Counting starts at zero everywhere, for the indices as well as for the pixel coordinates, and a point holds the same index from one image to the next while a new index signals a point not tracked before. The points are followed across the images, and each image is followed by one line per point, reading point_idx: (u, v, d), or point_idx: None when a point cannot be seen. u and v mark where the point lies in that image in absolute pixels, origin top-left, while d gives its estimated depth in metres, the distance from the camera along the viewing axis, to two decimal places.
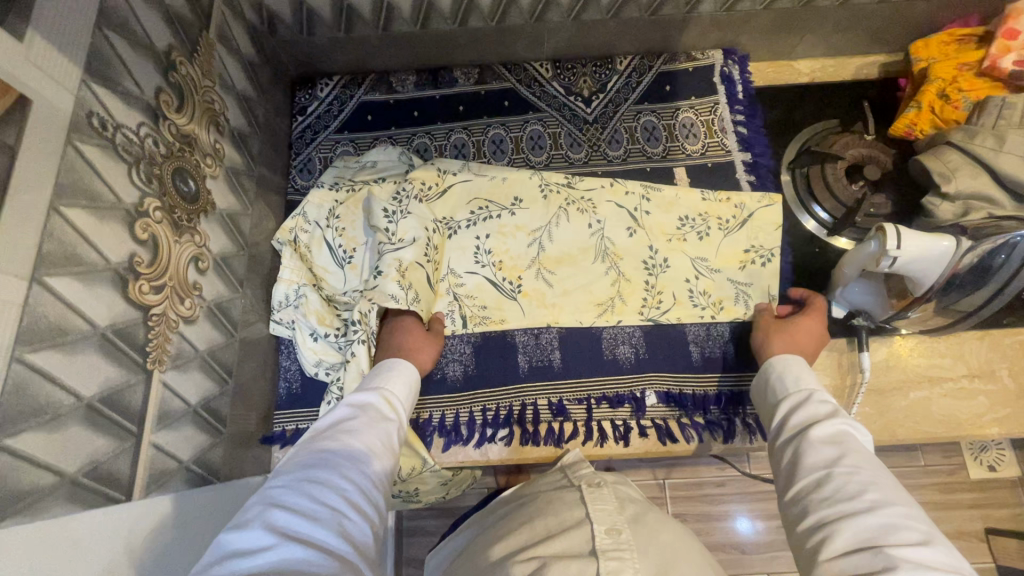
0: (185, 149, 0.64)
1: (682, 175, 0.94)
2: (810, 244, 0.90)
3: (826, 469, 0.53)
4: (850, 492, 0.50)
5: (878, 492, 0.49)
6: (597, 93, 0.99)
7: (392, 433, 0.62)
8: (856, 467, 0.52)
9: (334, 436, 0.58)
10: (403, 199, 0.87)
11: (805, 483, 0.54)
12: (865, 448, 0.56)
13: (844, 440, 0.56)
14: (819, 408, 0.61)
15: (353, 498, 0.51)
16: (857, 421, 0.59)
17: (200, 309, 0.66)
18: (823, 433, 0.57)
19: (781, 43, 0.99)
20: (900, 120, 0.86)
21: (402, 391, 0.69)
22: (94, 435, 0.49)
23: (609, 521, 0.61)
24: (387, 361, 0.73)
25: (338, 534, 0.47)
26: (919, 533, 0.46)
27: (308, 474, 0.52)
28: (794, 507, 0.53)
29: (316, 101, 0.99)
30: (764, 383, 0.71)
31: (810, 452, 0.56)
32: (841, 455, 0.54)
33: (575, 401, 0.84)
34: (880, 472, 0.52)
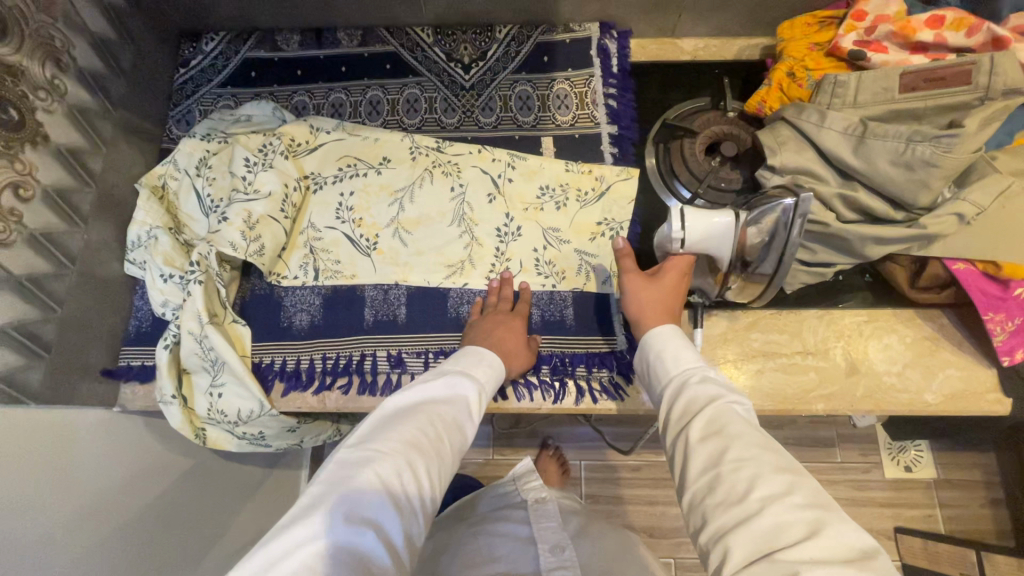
0: (5, 79, 0.66)
1: (549, 144, 0.96)
2: (665, 217, 0.92)
3: (714, 468, 0.49)
4: (739, 495, 0.46)
5: (766, 487, 0.45)
6: (477, 61, 1.00)
7: (469, 433, 0.63)
8: (740, 461, 0.48)
9: (437, 420, 0.59)
10: (269, 154, 0.89)
11: (698, 487, 0.49)
12: (748, 426, 0.52)
13: (722, 429, 0.51)
14: (704, 394, 0.57)
15: (427, 493, 0.53)
16: (736, 401, 0.55)
17: (17, 235, 0.68)
18: (703, 422, 0.53)
19: (661, 21, 0.99)
20: (753, 96, 0.87)
21: (490, 378, 0.70)
22: None
23: (553, 540, 0.77)
24: (476, 347, 0.73)
25: (408, 532, 0.50)
26: (807, 525, 0.42)
27: (404, 453, 0.53)
28: (693, 514, 0.49)
29: (201, 55, 1.00)
30: (647, 367, 0.66)
31: (694, 451, 0.51)
32: (723, 451, 0.49)
33: (413, 354, 0.86)
34: (763, 456, 0.48)
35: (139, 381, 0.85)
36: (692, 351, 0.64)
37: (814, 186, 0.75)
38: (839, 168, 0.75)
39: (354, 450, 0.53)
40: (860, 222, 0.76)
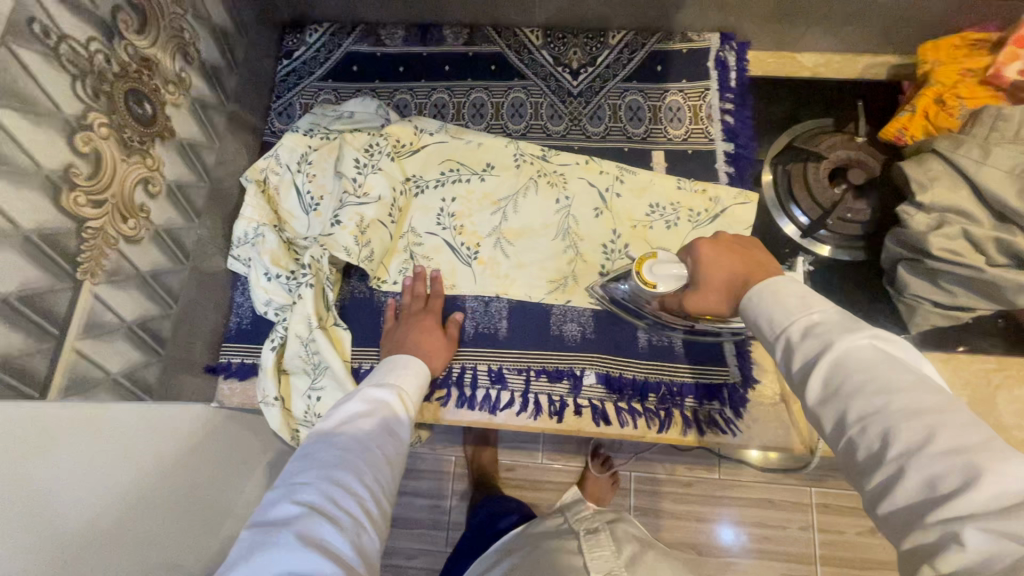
0: (142, 72, 0.65)
1: (660, 159, 0.92)
2: (780, 243, 0.87)
3: (842, 433, 0.43)
4: (880, 453, 0.40)
5: (905, 440, 0.39)
6: (586, 67, 0.96)
7: (400, 434, 0.64)
8: (870, 416, 0.42)
9: (360, 434, 0.60)
10: (376, 155, 0.87)
11: (841, 452, 0.44)
12: (868, 368, 0.44)
13: (842, 388, 0.44)
14: (807, 348, 0.48)
15: (366, 503, 0.54)
16: (859, 337, 0.46)
17: (145, 232, 0.67)
18: (821, 380, 0.46)
19: (784, 34, 0.94)
20: (891, 122, 0.82)
21: (410, 382, 0.71)
22: (11, 330, 0.51)
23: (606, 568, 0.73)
24: (392, 358, 0.74)
25: (354, 541, 0.50)
26: (962, 471, 0.36)
27: (327, 473, 0.55)
28: (846, 474, 0.44)
29: (304, 46, 0.98)
30: (748, 330, 0.56)
31: (820, 415, 0.46)
32: (848, 406, 0.43)
33: (514, 372, 0.84)
34: (896, 406, 0.41)
35: (238, 379, 0.84)
36: (789, 288, 0.53)
37: (966, 227, 0.70)
38: (995, 209, 0.70)
39: (283, 487, 0.54)
40: (1011, 267, 0.70)
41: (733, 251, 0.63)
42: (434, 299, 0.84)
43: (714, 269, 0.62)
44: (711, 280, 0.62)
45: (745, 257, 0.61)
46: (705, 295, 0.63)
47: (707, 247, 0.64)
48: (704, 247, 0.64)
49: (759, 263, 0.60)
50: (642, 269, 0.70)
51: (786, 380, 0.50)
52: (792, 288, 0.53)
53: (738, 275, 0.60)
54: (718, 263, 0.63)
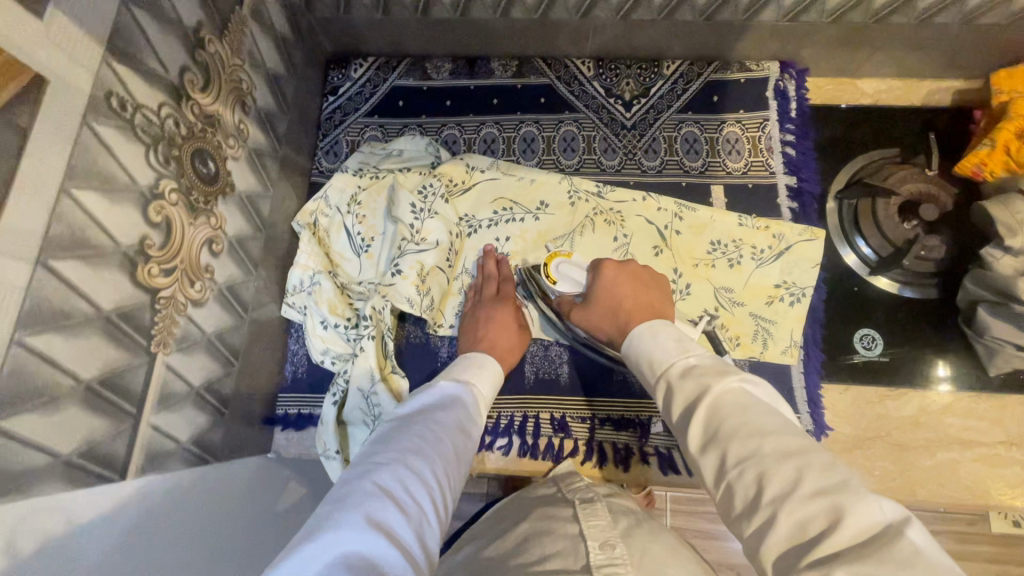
0: (207, 131, 0.63)
1: (719, 194, 0.89)
2: (849, 280, 0.85)
3: (722, 482, 0.45)
4: (754, 499, 0.41)
5: (775, 485, 0.41)
6: (639, 98, 0.93)
7: (470, 438, 0.62)
8: (743, 461, 0.43)
9: (436, 428, 0.58)
10: (430, 197, 0.84)
11: (722, 502, 0.45)
12: (741, 412, 0.46)
13: (718, 432, 0.46)
14: (687, 390, 0.51)
15: (434, 497, 0.51)
16: (728, 383, 0.49)
17: (210, 292, 0.66)
18: (700, 425, 0.48)
19: (846, 61, 0.90)
20: (969, 157, 0.79)
21: (484, 387, 0.69)
22: (92, 416, 0.50)
23: (602, 537, 0.56)
24: (466, 355, 0.73)
25: (419, 534, 0.47)
26: (825, 513, 0.38)
27: (404, 458, 0.52)
28: (729, 527, 0.45)
29: (349, 82, 0.96)
30: (638, 369, 0.60)
31: (701, 466, 0.47)
32: (724, 452, 0.45)
33: (578, 419, 0.82)
34: (765, 448, 0.43)
35: (296, 429, 0.83)
36: (666, 329, 0.59)
37: None
38: None
39: (358, 467, 0.52)
40: None
41: (627, 279, 0.71)
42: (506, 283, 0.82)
43: (607, 293, 0.70)
44: (603, 295, 0.70)
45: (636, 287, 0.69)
46: (592, 310, 0.70)
47: (607, 272, 0.72)
48: (608, 269, 0.72)
49: (644, 301, 0.67)
50: (551, 264, 0.76)
51: (672, 426, 0.52)
52: (669, 330, 0.59)
53: (623, 308, 0.67)
54: (612, 284, 0.70)
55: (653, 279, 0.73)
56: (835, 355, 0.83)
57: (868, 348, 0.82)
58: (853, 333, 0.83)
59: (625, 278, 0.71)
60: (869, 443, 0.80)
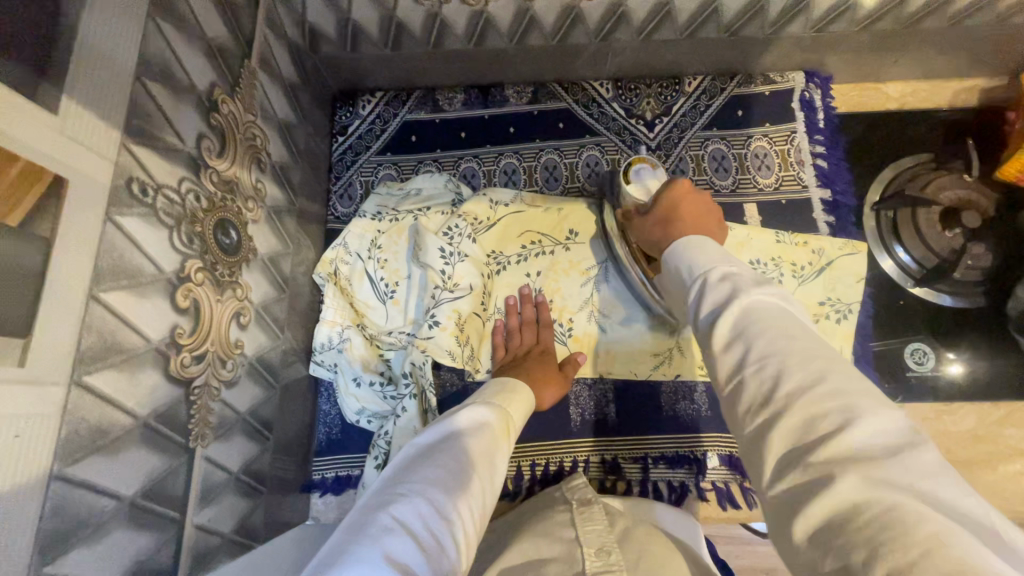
0: (226, 197, 0.59)
1: (753, 213, 0.86)
2: (894, 293, 0.83)
3: (736, 376, 0.40)
4: (766, 396, 0.37)
5: (795, 379, 0.37)
6: (661, 117, 0.90)
7: (500, 461, 0.58)
8: (765, 358, 0.39)
9: (463, 454, 0.54)
10: (457, 238, 0.79)
11: (727, 392, 0.41)
12: (771, 318, 0.42)
13: (745, 329, 0.42)
14: (720, 291, 0.46)
15: (457, 532, 0.48)
16: (758, 292, 0.44)
17: (240, 368, 0.61)
18: (727, 322, 0.43)
19: (871, 67, 0.88)
20: (1012, 163, 0.77)
21: (517, 409, 0.65)
22: (138, 533, 0.45)
23: (598, 543, 0.52)
24: (502, 379, 0.70)
25: (438, 572, 0.43)
26: (843, 412, 0.34)
27: (424, 491, 0.49)
28: (729, 417, 0.41)
29: (358, 120, 0.92)
30: (670, 275, 0.54)
31: (717, 360, 0.43)
32: (743, 351, 0.40)
33: (630, 460, 0.79)
34: (790, 348, 0.39)
35: (335, 493, 0.79)
36: (712, 247, 0.52)
37: None
38: None
39: (378, 498, 0.49)
40: None
41: (696, 202, 0.67)
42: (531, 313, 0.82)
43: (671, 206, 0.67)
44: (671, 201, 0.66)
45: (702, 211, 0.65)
46: (652, 216, 0.67)
47: (682, 185, 0.68)
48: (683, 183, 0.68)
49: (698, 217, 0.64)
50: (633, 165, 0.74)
51: (694, 323, 0.48)
52: (715, 246, 0.52)
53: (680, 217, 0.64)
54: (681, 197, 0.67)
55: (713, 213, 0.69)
56: (887, 372, 0.80)
57: (920, 363, 0.80)
58: (904, 348, 0.81)
59: (694, 197, 0.67)
60: None
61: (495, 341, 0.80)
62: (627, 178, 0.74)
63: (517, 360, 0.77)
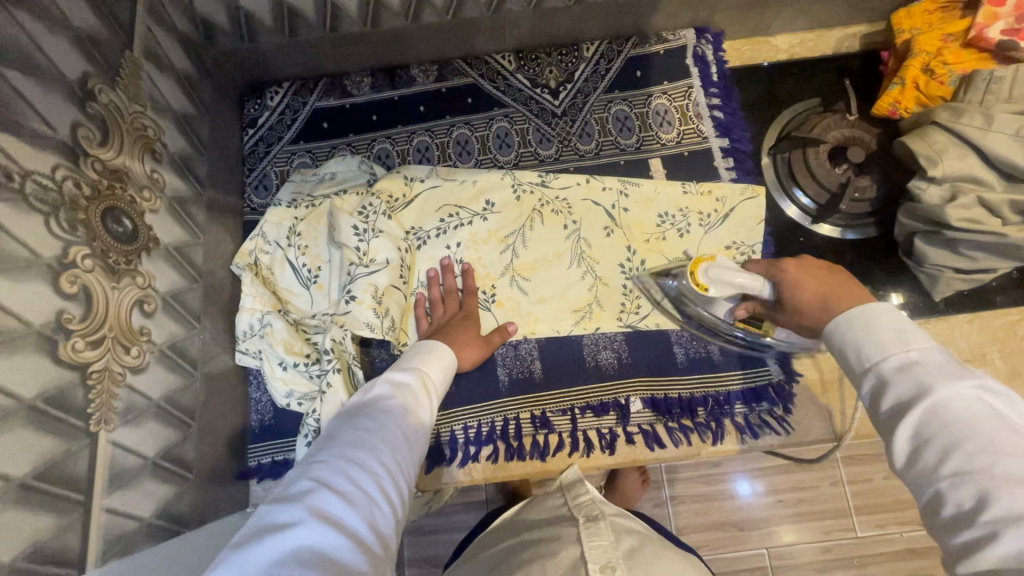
0: (115, 186, 0.59)
1: (658, 167, 0.90)
2: (795, 231, 0.88)
3: (939, 471, 0.40)
4: (977, 499, 0.38)
5: (1014, 485, 0.37)
6: (564, 84, 0.93)
7: (422, 418, 0.60)
8: (976, 458, 0.39)
9: (384, 415, 0.56)
10: (372, 216, 0.81)
11: (925, 488, 0.41)
12: (970, 422, 0.41)
13: (944, 426, 0.42)
14: (913, 381, 0.45)
15: (384, 484, 0.50)
16: (959, 390, 0.43)
17: (149, 356, 0.62)
18: (910, 433, 0.43)
19: (757, 20, 0.92)
20: (884, 98, 0.82)
21: (436, 371, 0.68)
22: (33, 514, 0.46)
23: (603, 558, 0.59)
24: (422, 343, 0.72)
25: (368, 521, 0.45)
26: None
27: (347, 453, 0.50)
28: (933, 520, 0.41)
29: (267, 111, 0.93)
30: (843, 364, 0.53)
31: (913, 452, 0.43)
32: (940, 462, 0.40)
33: (558, 413, 0.82)
34: (1009, 452, 0.39)
35: (272, 478, 0.80)
36: (884, 320, 0.50)
37: (980, 194, 0.71)
38: (1002, 171, 0.71)
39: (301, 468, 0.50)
40: None
41: (817, 270, 0.65)
42: (456, 297, 0.83)
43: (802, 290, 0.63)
44: (798, 285, 0.64)
45: (823, 279, 0.62)
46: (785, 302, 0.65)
47: (790, 265, 0.66)
48: (790, 271, 0.65)
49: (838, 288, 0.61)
50: (699, 272, 0.71)
51: (873, 419, 0.48)
52: (888, 319, 0.50)
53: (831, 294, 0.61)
54: (799, 273, 0.65)
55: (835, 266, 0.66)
56: None
57: None
58: None
59: (806, 269, 0.65)
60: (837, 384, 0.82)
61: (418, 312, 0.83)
62: (704, 284, 0.71)
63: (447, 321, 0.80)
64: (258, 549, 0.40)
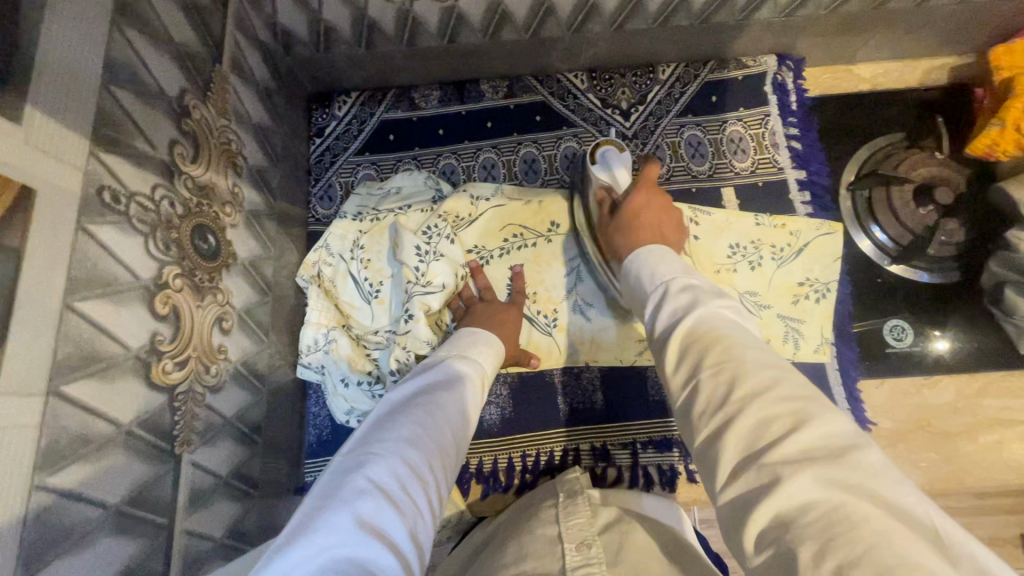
0: (203, 203, 0.59)
1: (730, 196, 0.87)
2: (871, 272, 0.84)
3: (693, 377, 0.43)
4: (722, 397, 0.40)
5: (750, 380, 0.39)
6: (636, 106, 0.91)
7: (470, 420, 0.58)
8: (721, 364, 0.42)
9: (436, 412, 0.54)
10: (436, 237, 0.79)
11: (683, 394, 0.44)
12: (725, 324, 0.45)
13: (701, 336, 0.45)
14: (680, 303, 0.49)
15: (430, 493, 0.47)
16: (720, 305, 0.48)
17: (226, 373, 0.61)
18: (682, 338, 0.46)
19: (842, 49, 0.89)
20: (980, 139, 0.78)
21: (488, 362, 0.65)
22: (125, 541, 0.46)
23: (578, 537, 0.51)
24: (472, 330, 0.69)
25: (412, 536, 0.43)
26: (792, 416, 0.36)
27: (401, 451, 0.48)
28: (683, 422, 0.43)
29: (334, 120, 0.92)
30: (632, 285, 0.58)
31: (680, 366, 0.45)
32: (703, 356, 0.43)
33: (619, 447, 0.80)
34: (747, 355, 0.42)
35: None
36: (673, 258, 0.57)
37: None
38: None
39: (351, 457, 0.47)
40: None
41: (662, 212, 0.70)
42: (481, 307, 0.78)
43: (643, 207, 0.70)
44: (639, 204, 0.70)
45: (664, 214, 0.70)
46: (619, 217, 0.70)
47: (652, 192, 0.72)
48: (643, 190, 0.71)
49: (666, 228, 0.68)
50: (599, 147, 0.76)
51: (651, 336, 0.51)
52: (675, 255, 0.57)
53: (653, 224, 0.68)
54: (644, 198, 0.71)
55: (679, 213, 0.73)
56: (864, 347, 0.82)
57: (899, 339, 0.82)
58: (883, 326, 0.83)
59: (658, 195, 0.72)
60: (910, 434, 0.79)
61: (454, 307, 0.79)
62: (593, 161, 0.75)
63: (473, 308, 0.76)
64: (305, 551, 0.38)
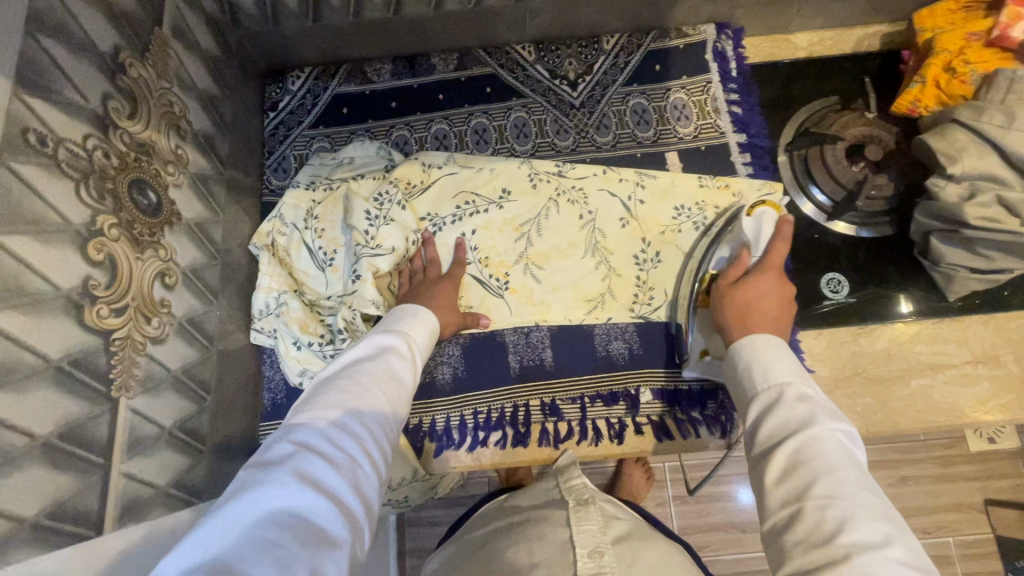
0: (142, 158, 0.60)
1: (674, 160, 0.90)
2: (809, 229, 0.88)
3: (797, 501, 0.45)
4: (824, 537, 0.42)
5: (862, 532, 0.42)
6: (583, 76, 0.94)
7: (405, 380, 0.60)
8: (829, 500, 0.44)
9: (364, 376, 0.56)
10: (386, 203, 0.80)
11: (778, 517, 0.46)
12: (840, 457, 0.47)
13: (812, 458, 0.47)
14: (794, 414, 0.51)
15: (367, 445, 0.49)
16: (832, 432, 0.49)
17: (169, 327, 0.63)
18: (788, 452, 0.48)
19: (778, 18, 0.92)
20: (903, 96, 0.83)
21: (421, 332, 0.67)
22: (56, 473, 0.47)
23: (590, 543, 0.58)
24: (405, 304, 0.72)
25: (351, 483, 0.45)
26: None
27: (329, 415, 0.50)
28: (772, 543, 0.46)
29: (288, 95, 0.94)
30: (734, 374, 0.60)
31: (782, 480, 0.47)
32: (809, 486, 0.45)
33: (568, 401, 0.82)
34: (857, 497, 0.44)
35: None
36: (791, 358, 0.57)
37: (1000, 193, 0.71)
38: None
39: (280, 429, 0.49)
40: None
41: (778, 297, 0.70)
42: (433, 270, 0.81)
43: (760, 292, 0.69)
44: (758, 283, 0.70)
45: (781, 307, 0.69)
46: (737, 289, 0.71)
47: (782, 279, 0.71)
48: (771, 274, 0.71)
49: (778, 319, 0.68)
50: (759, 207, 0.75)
51: (749, 443, 0.53)
52: (785, 352, 0.58)
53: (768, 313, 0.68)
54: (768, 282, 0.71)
55: (793, 310, 0.72)
56: (803, 301, 0.86)
57: (835, 291, 0.85)
58: (820, 279, 0.86)
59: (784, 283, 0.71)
60: (848, 380, 0.82)
61: (404, 271, 0.82)
62: (750, 215, 0.76)
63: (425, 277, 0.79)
64: (238, 509, 0.40)
